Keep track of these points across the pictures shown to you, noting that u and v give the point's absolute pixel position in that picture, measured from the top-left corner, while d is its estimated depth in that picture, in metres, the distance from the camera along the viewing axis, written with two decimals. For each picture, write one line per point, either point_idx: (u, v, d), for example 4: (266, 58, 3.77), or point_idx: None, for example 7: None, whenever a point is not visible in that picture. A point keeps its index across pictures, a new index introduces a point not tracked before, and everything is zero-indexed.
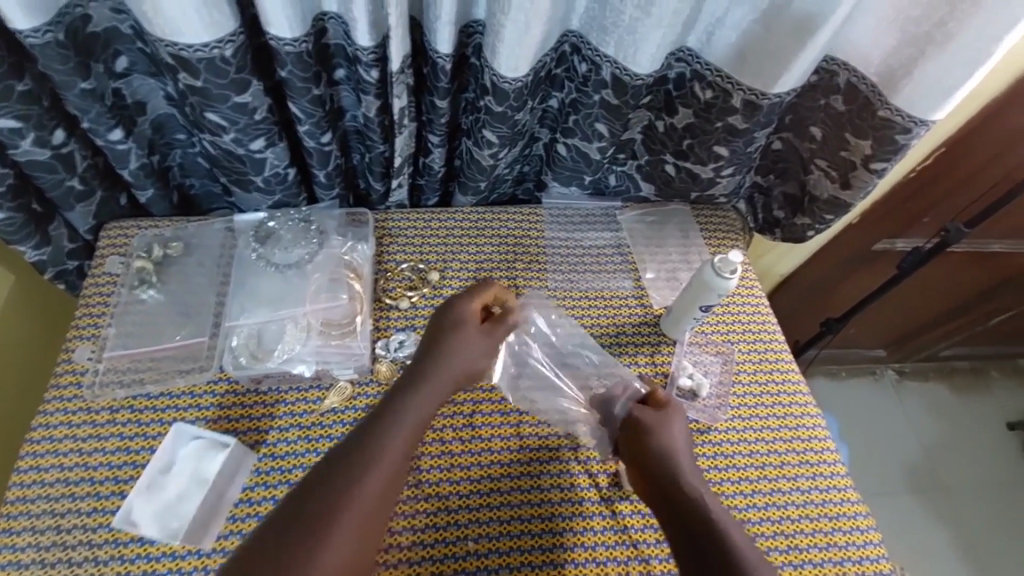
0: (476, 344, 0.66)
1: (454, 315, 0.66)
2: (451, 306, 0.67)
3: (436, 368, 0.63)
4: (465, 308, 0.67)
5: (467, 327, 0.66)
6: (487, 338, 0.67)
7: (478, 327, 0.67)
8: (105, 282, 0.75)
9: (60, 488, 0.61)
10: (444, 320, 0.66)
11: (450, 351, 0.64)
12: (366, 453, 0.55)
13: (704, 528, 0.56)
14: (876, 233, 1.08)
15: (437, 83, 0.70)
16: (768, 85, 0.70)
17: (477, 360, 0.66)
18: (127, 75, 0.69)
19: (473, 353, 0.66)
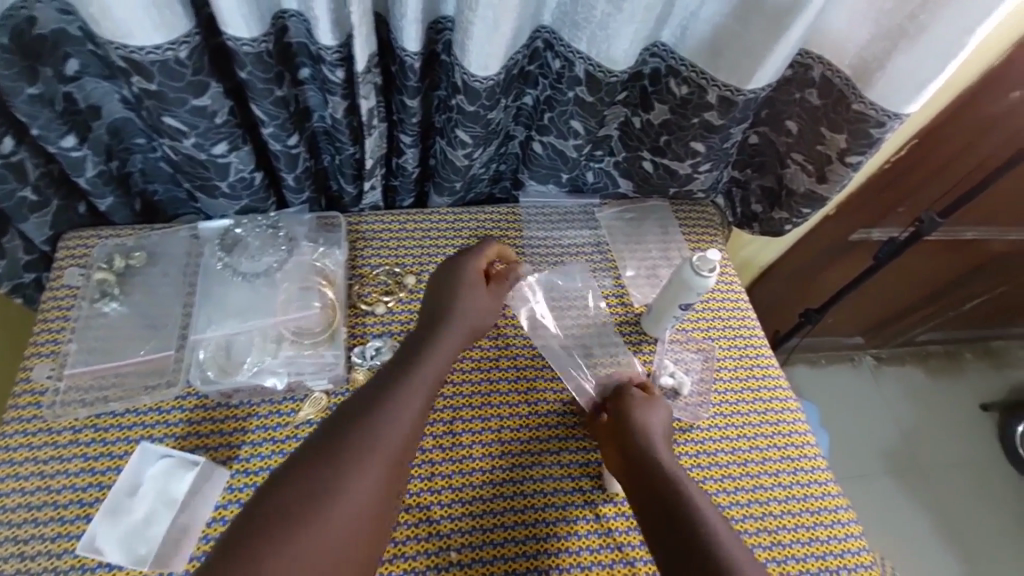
0: (485, 294, 0.69)
1: (461, 271, 0.69)
2: (456, 263, 0.70)
3: (452, 316, 0.65)
4: (471, 264, 0.69)
5: (475, 278, 0.69)
6: (493, 289, 0.70)
7: (484, 280, 0.70)
8: (64, 296, 0.71)
9: (20, 514, 0.58)
10: (452, 274, 0.69)
11: (464, 299, 0.66)
12: (394, 392, 0.57)
13: (682, 519, 0.55)
14: (853, 224, 1.09)
15: (407, 82, 0.68)
16: (743, 80, 0.69)
17: (488, 310, 0.69)
18: (79, 79, 0.65)
19: (483, 303, 0.68)
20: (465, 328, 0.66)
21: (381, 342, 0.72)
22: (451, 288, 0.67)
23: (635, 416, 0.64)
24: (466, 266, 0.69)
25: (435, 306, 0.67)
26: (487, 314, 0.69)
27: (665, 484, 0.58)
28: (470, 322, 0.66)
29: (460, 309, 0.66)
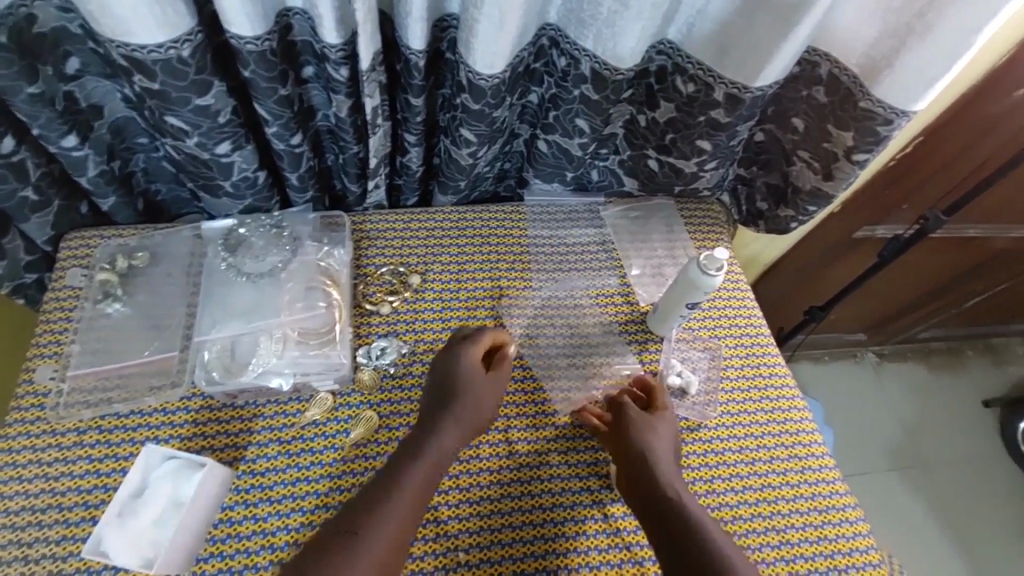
0: (482, 390, 0.65)
1: (455, 364, 0.65)
2: (450, 356, 0.66)
3: (446, 418, 0.61)
4: (466, 358, 0.65)
5: (473, 373, 0.64)
6: (491, 382, 0.66)
7: (481, 372, 0.65)
8: (66, 296, 0.71)
9: (26, 517, 0.58)
10: (447, 370, 0.65)
11: (459, 399, 0.63)
12: (376, 508, 0.54)
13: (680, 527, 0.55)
14: (857, 221, 1.09)
15: (411, 80, 0.67)
16: (750, 78, 0.68)
17: (485, 406, 0.65)
18: (80, 77, 0.65)
19: (480, 399, 0.64)
20: (460, 431, 0.62)
21: (386, 343, 0.72)
22: (447, 384, 0.64)
23: (634, 422, 0.64)
24: (460, 359, 0.65)
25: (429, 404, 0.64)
26: (484, 413, 0.65)
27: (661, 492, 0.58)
28: (466, 424, 0.63)
29: (453, 413, 0.62)
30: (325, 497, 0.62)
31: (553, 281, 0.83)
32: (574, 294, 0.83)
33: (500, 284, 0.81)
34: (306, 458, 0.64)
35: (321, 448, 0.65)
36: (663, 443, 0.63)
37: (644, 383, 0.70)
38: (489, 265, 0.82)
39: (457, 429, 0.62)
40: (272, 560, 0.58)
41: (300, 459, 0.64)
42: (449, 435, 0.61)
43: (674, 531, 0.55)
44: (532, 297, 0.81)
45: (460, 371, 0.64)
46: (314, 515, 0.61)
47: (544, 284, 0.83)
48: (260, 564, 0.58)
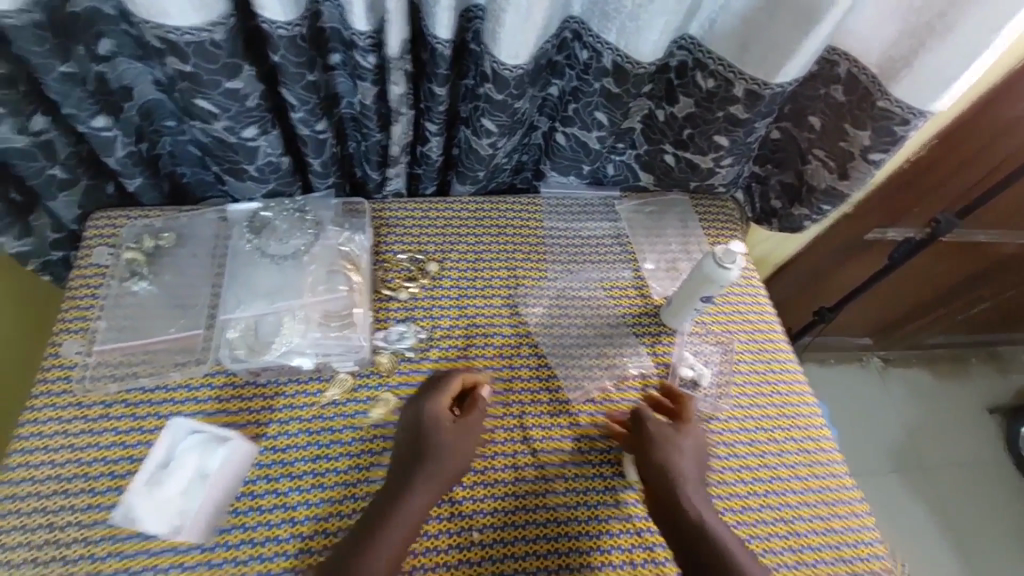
0: (451, 442, 0.62)
1: (422, 416, 0.63)
2: (416, 409, 0.64)
3: (412, 477, 0.60)
4: (430, 409, 0.63)
5: (439, 426, 0.62)
6: (461, 432, 0.63)
7: (448, 423, 0.63)
8: (92, 274, 0.72)
9: (54, 485, 0.60)
10: (414, 423, 0.63)
11: (424, 457, 0.61)
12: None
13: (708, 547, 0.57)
14: (869, 223, 1.09)
15: (436, 70, 0.69)
16: (770, 74, 0.69)
17: (455, 460, 0.62)
18: (111, 58, 0.66)
19: (449, 454, 0.62)
20: (429, 489, 0.60)
21: (405, 328, 0.74)
22: (415, 437, 0.62)
23: (660, 438, 0.65)
24: (425, 412, 0.64)
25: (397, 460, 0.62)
26: (456, 466, 0.62)
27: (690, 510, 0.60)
28: (435, 481, 0.60)
29: (421, 471, 0.60)
30: (344, 475, 0.64)
31: (568, 272, 0.84)
32: (588, 287, 0.84)
33: (516, 274, 0.82)
34: (326, 436, 0.65)
35: (340, 427, 0.66)
36: (691, 461, 0.64)
37: (671, 391, 0.72)
38: (506, 254, 0.83)
39: (425, 488, 0.60)
40: (293, 534, 0.60)
41: (320, 438, 0.65)
42: (417, 495, 0.59)
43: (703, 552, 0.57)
44: (547, 288, 0.82)
45: (423, 427, 0.62)
46: (333, 491, 0.63)
47: (559, 275, 0.84)
48: (281, 537, 0.60)
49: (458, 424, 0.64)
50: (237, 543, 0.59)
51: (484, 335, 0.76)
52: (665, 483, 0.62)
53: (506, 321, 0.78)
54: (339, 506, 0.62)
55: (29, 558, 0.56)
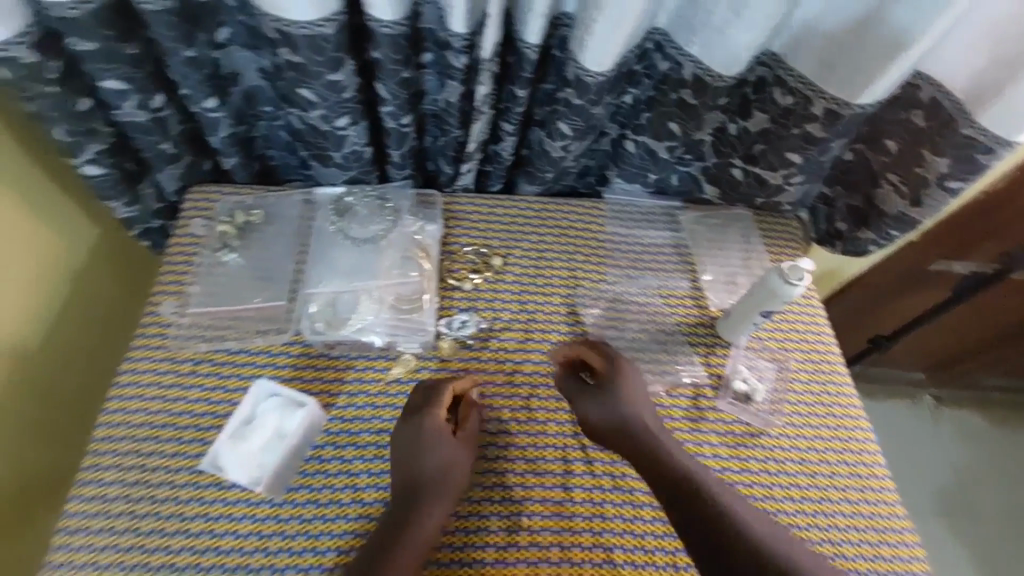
0: (452, 454, 0.64)
1: (420, 427, 0.65)
2: (415, 424, 0.65)
3: (423, 490, 0.61)
4: (432, 423, 0.65)
5: (440, 442, 0.64)
6: (457, 444, 0.66)
7: (447, 436, 0.65)
8: (188, 242, 0.78)
9: (147, 430, 0.66)
10: (415, 436, 0.64)
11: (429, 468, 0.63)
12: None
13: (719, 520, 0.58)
14: (933, 253, 1.07)
15: (521, 73, 0.72)
16: (853, 94, 0.69)
17: (457, 471, 0.64)
18: (227, 47, 0.71)
19: (453, 465, 0.64)
20: (438, 500, 0.61)
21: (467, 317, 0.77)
22: (416, 450, 0.64)
23: (603, 407, 0.68)
24: (425, 424, 0.65)
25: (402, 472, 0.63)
26: (460, 478, 0.64)
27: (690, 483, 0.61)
28: (443, 492, 0.62)
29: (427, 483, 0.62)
30: None
31: (626, 277, 0.86)
32: (645, 293, 0.85)
33: (576, 274, 0.84)
34: (389, 412, 0.69)
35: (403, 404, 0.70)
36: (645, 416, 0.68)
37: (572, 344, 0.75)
38: (567, 255, 0.86)
39: (437, 499, 0.61)
40: (354, 499, 0.64)
41: (384, 412, 0.69)
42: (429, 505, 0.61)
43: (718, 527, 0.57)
44: (605, 291, 0.84)
45: (425, 440, 0.64)
46: None
47: (617, 279, 0.85)
48: (343, 501, 0.64)
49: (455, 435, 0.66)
50: (304, 502, 0.63)
51: (541, 330, 0.78)
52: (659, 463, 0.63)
53: (564, 319, 0.80)
54: None
55: (123, 493, 0.63)
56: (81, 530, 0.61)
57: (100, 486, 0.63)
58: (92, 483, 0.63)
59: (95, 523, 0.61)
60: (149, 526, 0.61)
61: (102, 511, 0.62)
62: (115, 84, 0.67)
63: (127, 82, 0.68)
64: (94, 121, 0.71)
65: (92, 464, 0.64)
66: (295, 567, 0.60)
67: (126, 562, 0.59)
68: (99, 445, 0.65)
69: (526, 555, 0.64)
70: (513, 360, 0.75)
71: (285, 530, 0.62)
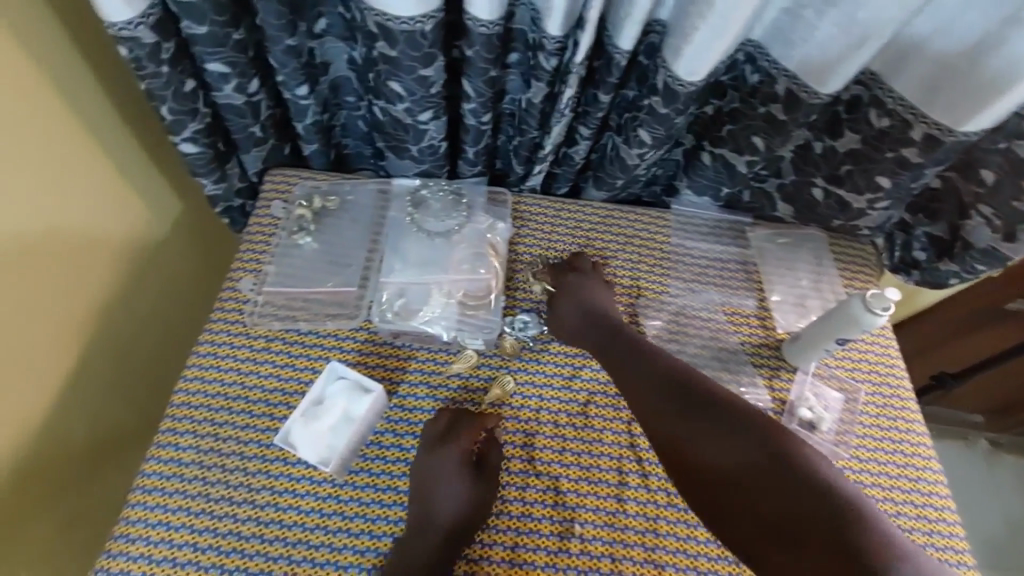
0: (461, 491, 0.63)
1: (433, 455, 0.65)
2: (439, 456, 0.65)
3: (424, 529, 0.61)
4: (455, 459, 0.64)
5: (447, 477, 0.63)
6: (467, 481, 0.64)
7: (460, 474, 0.64)
8: (267, 222, 0.81)
9: (221, 400, 0.68)
10: (439, 470, 0.64)
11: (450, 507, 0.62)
12: None
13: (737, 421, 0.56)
14: (1014, 292, 1.00)
15: (607, 77, 0.71)
16: (958, 121, 0.66)
17: (477, 509, 0.64)
18: (322, 37, 0.74)
19: (474, 503, 0.63)
20: (437, 539, 0.61)
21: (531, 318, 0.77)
22: (428, 484, 0.64)
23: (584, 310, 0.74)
24: (449, 459, 0.64)
25: (423, 504, 0.63)
26: (467, 518, 0.63)
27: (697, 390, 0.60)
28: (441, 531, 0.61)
29: (427, 519, 0.61)
30: None
31: (691, 291, 0.84)
32: (708, 309, 0.83)
33: (639, 283, 0.84)
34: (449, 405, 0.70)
35: (463, 399, 0.71)
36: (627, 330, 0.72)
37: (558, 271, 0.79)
38: (633, 263, 0.85)
39: (436, 537, 0.61)
40: None
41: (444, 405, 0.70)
42: (427, 542, 0.60)
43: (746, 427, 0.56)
44: (667, 303, 0.83)
45: (447, 473, 0.64)
46: None
47: (682, 292, 0.84)
48: (401, 488, 0.65)
49: (467, 469, 0.65)
50: (363, 485, 0.65)
51: None
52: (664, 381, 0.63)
53: None
54: None
55: (196, 459, 0.65)
56: (157, 490, 0.64)
57: (176, 450, 0.66)
58: (168, 446, 0.66)
59: (170, 484, 0.64)
60: (219, 493, 0.64)
61: (177, 473, 0.65)
62: (219, 67, 0.70)
63: (230, 66, 0.71)
64: (195, 101, 0.74)
65: (169, 428, 0.67)
66: (353, 549, 0.62)
67: (197, 525, 0.62)
68: (176, 411, 0.68)
69: (576, 563, 0.63)
70: (572, 364, 0.75)
71: (345, 511, 0.64)
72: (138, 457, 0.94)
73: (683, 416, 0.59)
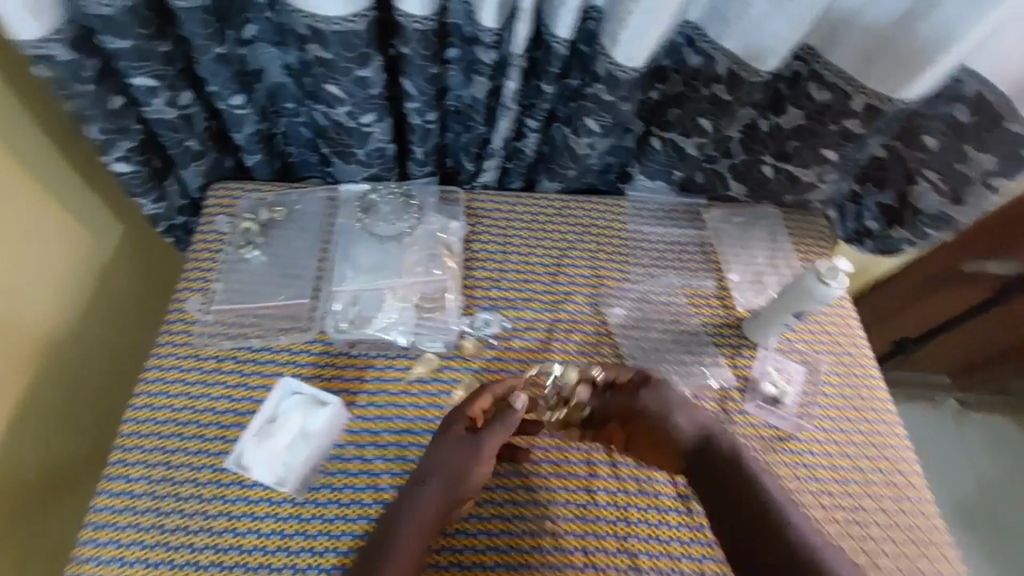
0: (467, 460, 0.61)
1: (445, 425, 0.64)
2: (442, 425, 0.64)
3: (422, 500, 0.60)
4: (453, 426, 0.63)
5: (454, 446, 0.62)
6: (474, 453, 0.61)
7: (455, 438, 0.62)
8: (212, 239, 0.78)
9: (172, 427, 0.66)
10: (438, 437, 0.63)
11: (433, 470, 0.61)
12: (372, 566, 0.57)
13: (748, 505, 0.59)
14: (970, 252, 1.03)
15: (549, 68, 0.70)
16: (894, 90, 0.67)
17: (467, 472, 0.61)
18: (252, 43, 0.70)
19: (463, 464, 0.61)
20: (433, 509, 0.59)
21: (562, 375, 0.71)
22: (436, 458, 0.62)
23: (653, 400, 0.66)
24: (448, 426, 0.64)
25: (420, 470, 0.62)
26: (468, 488, 0.61)
27: (714, 466, 0.62)
28: (440, 503, 0.59)
29: (428, 490, 0.60)
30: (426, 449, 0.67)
31: (651, 276, 0.84)
32: (669, 293, 0.83)
33: (599, 273, 0.83)
34: (412, 411, 0.69)
35: (426, 404, 0.70)
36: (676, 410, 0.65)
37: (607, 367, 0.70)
38: (591, 253, 0.85)
39: (434, 507, 0.59)
40: (376, 499, 0.63)
41: (407, 411, 0.69)
42: (424, 513, 0.59)
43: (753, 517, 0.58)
44: (629, 290, 0.82)
45: (443, 439, 0.63)
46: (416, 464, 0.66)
47: (643, 279, 0.84)
48: (365, 502, 0.63)
49: (476, 439, 0.62)
50: (326, 502, 0.63)
51: (565, 330, 0.77)
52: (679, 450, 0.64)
53: (587, 319, 0.79)
54: None
55: (149, 489, 0.63)
56: (109, 525, 0.61)
57: (126, 482, 0.63)
58: (118, 478, 0.63)
59: (122, 518, 0.61)
60: (174, 523, 0.61)
61: (128, 507, 0.62)
62: (146, 81, 0.67)
63: (157, 79, 0.68)
64: (124, 118, 0.71)
65: (118, 460, 0.64)
66: (318, 568, 0.60)
67: (153, 558, 0.59)
68: (124, 441, 0.65)
69: (549, 559, 0.63)
70: (537, 359, 0.74)
71: (307, 530, 0.62)
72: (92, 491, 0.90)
73: (709, 474, 0.62)
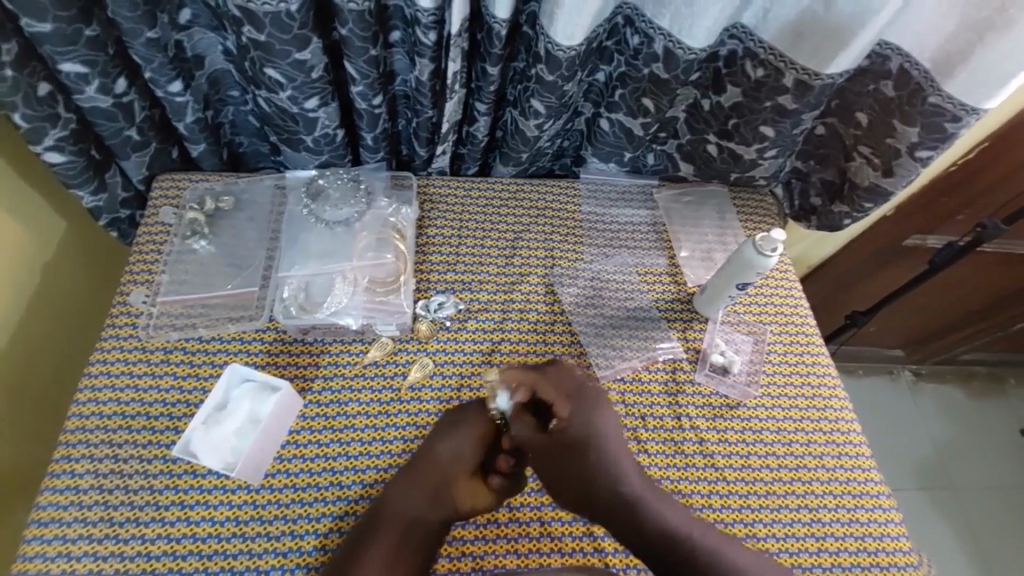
0: (462, 442, 0.63)
1: (442, 419, 0.65)
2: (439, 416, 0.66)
3: (422, 478, 0.61)
4: (450, 417, 0.65)
5: (448, 434, 0.63)
6: (463, 436, 0.63)
7: (457, 427, 0.63)
8: (158, 231, 0.78)
9: (116, 420, 0.65)
10: (437, 429, 0.64)
11: (437, 453, 0.62)
12: (379, 532, 0.58)
13: (674, 553, 0.58)
14: (910, 226, 1.07)
15: (491, 49, 0.71)
16: (822, 65, 0.70)
17: (467, 454, 0.62)
18: (189, 28, 0.72)
19: (462, 445, 0.63)
20: (428, 492, 0.60)
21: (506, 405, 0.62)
22: (434, 450, 0.62)
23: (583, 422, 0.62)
24: (448, 421, 0.64)
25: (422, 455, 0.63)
26: (466, 468, 0.62)
27: (627, 506, 0.60)
28: (438, 485, 0.61)
29: (428, 473, 0.61)
30: (382, 431, 0.67)
31: (603, 255, 0.86)
32: (623, 271, 0.85)
33: (554, 254, 0.84)
34: (367, 394, 0.69)
35: (381, 386, 0.70)
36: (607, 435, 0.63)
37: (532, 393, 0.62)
38: (544, 233, 0.86)
39: (435, 486, 0.61)
40: (333, 483, 0.63)
41: (362, 394, 0.69)
42: (419, 494, 0.60)
43: (668, 549, 0.58)
44: (583, 270, 0.83)
45: (443, 428, 0.64)
46: (371, 446, 0.66)
47: (595, 257, 0.85)
48: (322, 485, 0.63)
49: (463, 424, 0.64)
50: (282, 487, 0.63)
51: (519, 310, 0.78)
52: (608, 498, 0.60)
53: (541, 299, 0.79)
54: (377, 461, 0.65)
55: (96, 484, 0.61)
56: (54, 522, 0.59)
57: (71, 478, 0.61)
58: (63, 474, 0.61)
59: (68, 514, 0.59)
60: (124, 515, 0.60)
61: (75, 502, 0.60)
62: (76, 67, 0.65)
63: (88, 65, 0.66)
64: (54, 106, 0.68)
65: (62, 456, 0.62)
66: (276, 552, 0.60)
67: (101, 552, 0.58)
68: (69, 437, 0.63)
69: (507, 532, 0.63)
70: (491, 339, 0.75)
71: (263, 516, 0.61)
72: (30, 498, 0.87)
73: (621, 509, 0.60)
